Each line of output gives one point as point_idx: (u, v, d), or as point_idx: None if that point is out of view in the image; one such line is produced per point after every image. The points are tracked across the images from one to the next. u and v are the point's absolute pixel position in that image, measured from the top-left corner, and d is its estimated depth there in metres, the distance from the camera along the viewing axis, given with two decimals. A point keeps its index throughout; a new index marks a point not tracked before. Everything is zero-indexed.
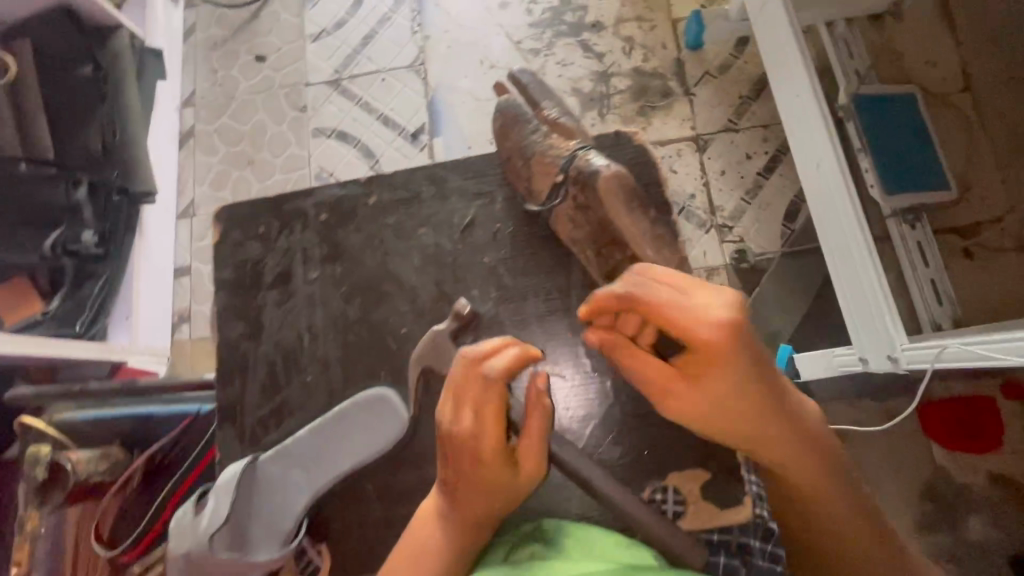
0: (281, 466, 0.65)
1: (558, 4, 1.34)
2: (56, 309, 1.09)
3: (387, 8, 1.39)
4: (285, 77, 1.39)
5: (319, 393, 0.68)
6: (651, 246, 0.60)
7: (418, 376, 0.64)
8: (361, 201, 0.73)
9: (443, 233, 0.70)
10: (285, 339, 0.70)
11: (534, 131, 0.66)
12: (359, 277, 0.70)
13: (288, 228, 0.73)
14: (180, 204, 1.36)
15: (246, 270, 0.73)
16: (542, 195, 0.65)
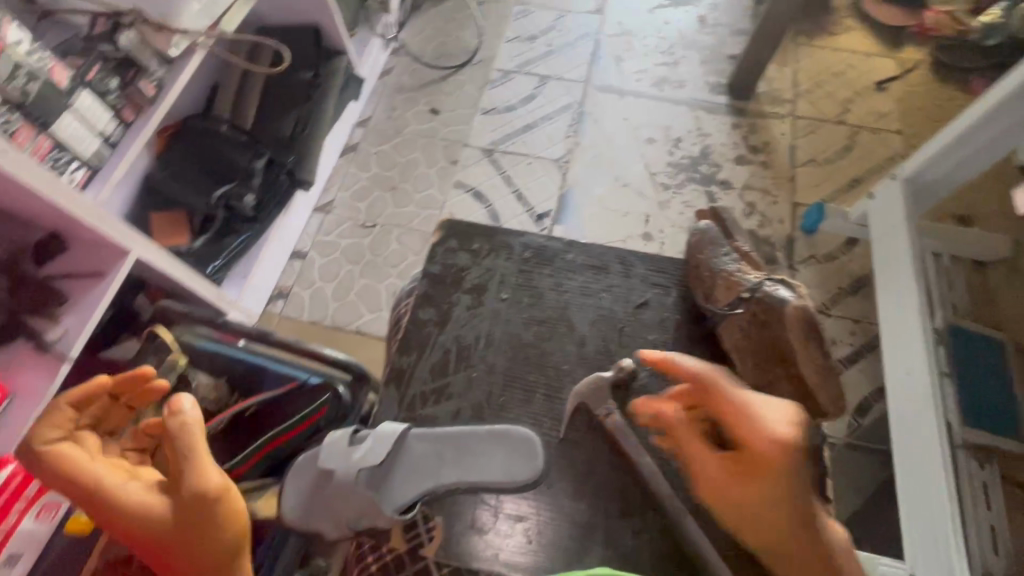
0: (433, 446, 0.66)
1: (696, 156, 1.53)
2: (199, 248, 1.22)
3: (553, 110, 1.62)
4: (448, 133, 1.61)
5: (478, 391, 0.72)
6: (816, 373, 0.69)
7: (576, 404, 0.70)
8: (561, 253, 0.80)
9: (620, 303, 0.77)
10: (467, 335, 0.75)
11: (724, 256, 0.78)
12: (539, 311, 0.77)
13: (483, 257, 0.80)
14: (321, 200, 1.52)
15: (451, 272, 0.79)
16: (720, 301, 0.74)
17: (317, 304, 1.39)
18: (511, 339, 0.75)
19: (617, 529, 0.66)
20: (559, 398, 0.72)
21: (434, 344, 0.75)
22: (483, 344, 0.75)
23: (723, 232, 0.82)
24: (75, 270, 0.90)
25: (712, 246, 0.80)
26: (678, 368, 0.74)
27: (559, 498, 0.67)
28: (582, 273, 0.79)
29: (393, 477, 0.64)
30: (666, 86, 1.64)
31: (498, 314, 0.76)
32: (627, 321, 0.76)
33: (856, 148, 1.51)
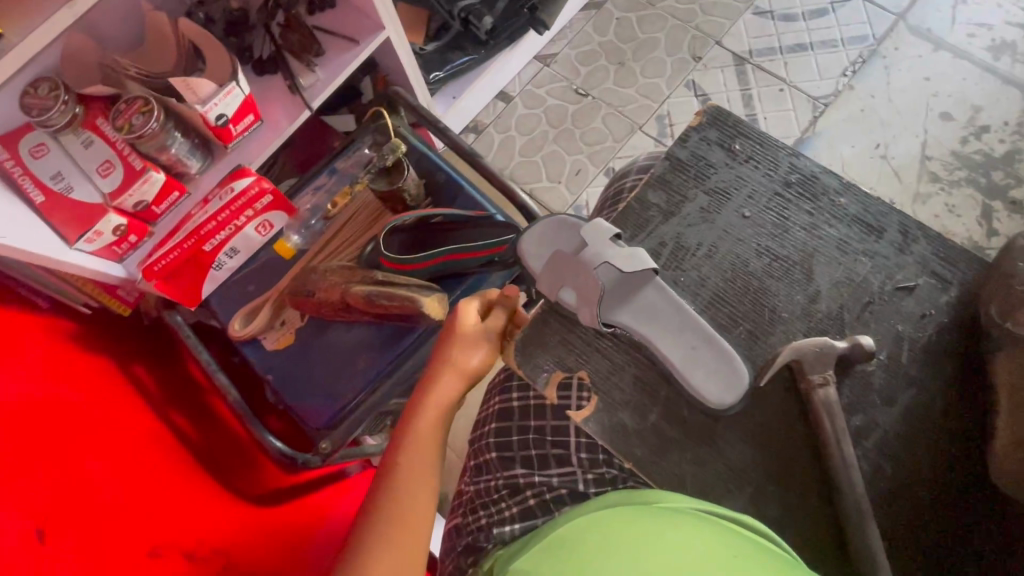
0: (663, 305, 0.65)
1: (998, 154, 1.20)
2: (428, 52, 1.24)
3: (840, 38, 1.33)
4: (704, 23, 1.40)
5: (682, 294, 0.67)
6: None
7: (788, 356, 0.60)
8: (831, 194, 0.69)
9: (879, 275, 0.66)
10: (690, 238, 0.68)
11: None
12: (784, 248, 0.68)
13: (739, 162, 0.71)
14: (546, 48, 1.45)
15: (698, 162, 0.71)
16: (1022, 328, 0.58)
17: (506, 151, 1.39)
18: (735, 262, 0.68)
19: (764, 494, 0.62)
20: (762, 340, 0.65)
21: (652, 230, 0.69)
22: (702, 253, 0.68)
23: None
24: (333, 28, 0.95)
25: None
26: (916, 376, 0.64)
27: (719, 434, 0.64)
28: (847, 226, 0.68)
29: (618, 294, 0.66)
30: (1005, 54, 1.26)
31: (732, 228, 0.68)
32: (879, 300, 0.66)
33: None
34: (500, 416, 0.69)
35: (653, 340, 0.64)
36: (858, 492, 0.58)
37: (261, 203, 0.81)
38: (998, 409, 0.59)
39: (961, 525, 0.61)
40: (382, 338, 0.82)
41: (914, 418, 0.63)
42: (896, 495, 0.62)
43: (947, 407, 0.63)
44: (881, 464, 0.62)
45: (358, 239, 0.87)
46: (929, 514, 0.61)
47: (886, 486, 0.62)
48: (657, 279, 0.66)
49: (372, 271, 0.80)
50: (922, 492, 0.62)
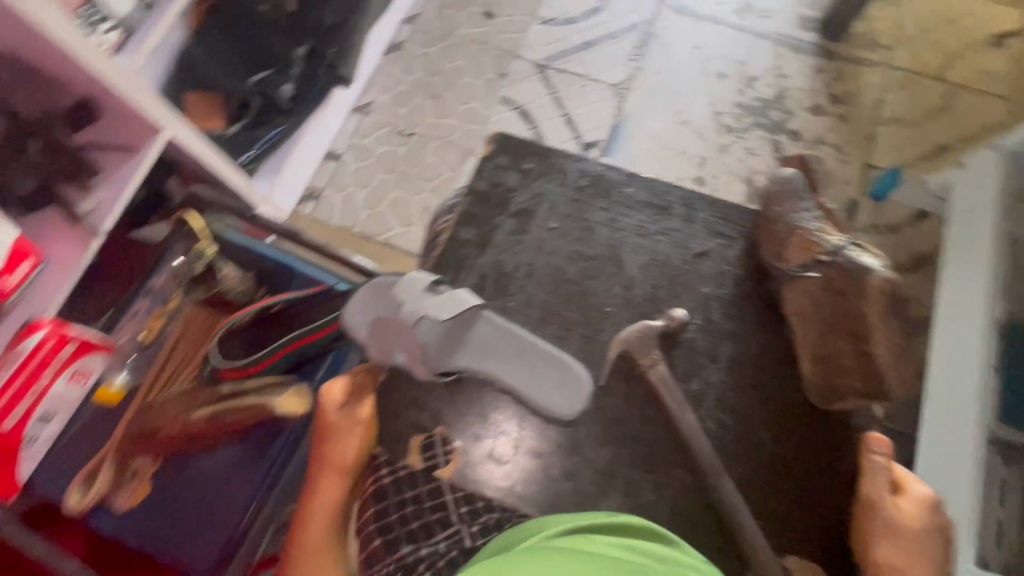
0: (497, 338, 0.68)
1: (769, 99, 1.38)
2: (232, 134, 1.18)
3: (619, 29, 1.47)
4: (501, 42, 1.47)
5: (513, 320, 0.71)
6: (890, 354, 0.63)
7: (620, 351, 0.68)
8: (619, 186, 0.77)
9: (678, 249, 0.74)
10: (506, 263, 0.73)
11: (804, 210, 0.70)
12: (590, 248, 0.74)
13: (535, 179, 0.76)
14: (360, 100, 1.44)
15: (497, 191, 0.76)
16: (793, 261, 0.68)
17: (347, 210, 1.36)
18: (553, 273, 0.73)
19: (635, 484, 0.66)
20: (595, 339, 0.71)
21: (471, 267, 0.72)
22: (523, 274, 0.73)
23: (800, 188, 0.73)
24: (108, 142, 0.88)
25: (794, 203, 0.71)
26: (730, 327, 0.71)
27: (582, 441, 0.68)
28: (642, 211, 0.76)
29: (451, 340, 0.67)
30: (749, 14, 1.46)
31: (542, 244, 0.73)
32: (682, 270, 0.73)
33: (953, 110, 1.35)
34: (375, 501, 0.66)
35: (493, 373, 0.67)
36: (708, 455, 0.64)
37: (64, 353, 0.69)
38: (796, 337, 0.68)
39: (800, 445, 0.68)
40: (245, 455, 0.75)
41: (741, 363, 0.70)
42: (745, 439, 0.68)
43: (763, 344, 0.71)
44: (724, 417, 0.68)
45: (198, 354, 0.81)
46: (773, 449, 0.68)
47: (733, 436, 0.68)
48: (486, 314, 0.68)
49: (215, 387, 0.74)
50: (769, 423, 0.68)
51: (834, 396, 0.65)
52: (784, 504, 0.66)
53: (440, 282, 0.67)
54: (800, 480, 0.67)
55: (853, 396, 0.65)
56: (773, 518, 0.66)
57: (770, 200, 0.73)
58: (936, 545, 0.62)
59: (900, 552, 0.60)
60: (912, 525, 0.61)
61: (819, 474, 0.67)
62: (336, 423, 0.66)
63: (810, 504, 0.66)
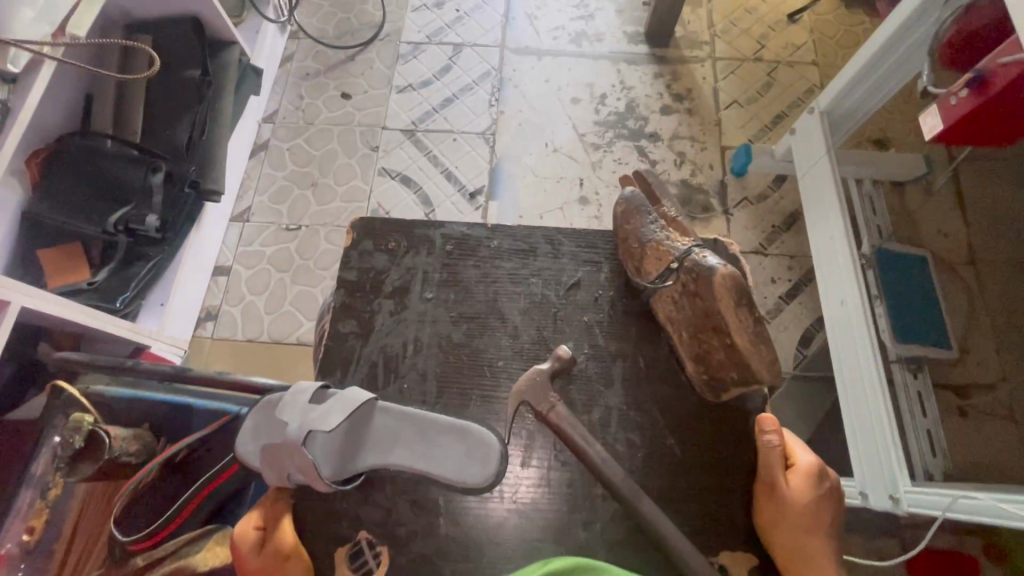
0: (397, 425, 0.69)
1: (623, 111, 1.49)
2: (101, 281, 1.10)
3: (471, 80, 1.54)
4: (365, 118, 1.51)
5: (411, 401, 0.73)
6: (749, 340, 0.66)
7: (517, 402, 0.70)
8: (484, 242, 0.82)
9: (551, 285, 0.80)
10: (392, 346, 0.75)
11: (651, 222, 0.76)
12: (468, 308, 0.78)
13: (406, 256, 0.81)
14: (237, 208, 1.42)
15: (368, 276, 0.79)
16: (649, 275, 0.74)
17: (250, 322, 1.31)
18: (440, 342, 0.76)
19: (567, 527, 0.68)
20: (495, 396, 0.74)
21: (359, 358, 0.75)
22: (410, 350, 0.76)
23: (644, 201, 0.77)
24: None
25: (643, 217, 0.77)
26: (615, 347, 0.76)
27: (513, 496, 0.69)
28: (510, 259, 0.81)
29: (350, 442, 0.68)
30: (584, 40, 1.59)
31: (423, 316, 0.77)
32: (560, 305, 0.78)
33: (776, 84, 1.52)
34: None
35: (398, 462, 0.67)
36: (618, 474, 0.65)
37: None
38: (676, 344, 0.74)
39: (703, 437, 0.72)
40: None
41: (635, 375, 0.75)
42: (659, 447, 0.71)
43: (647, 353, 0.76)
44: (630, 434, 0.72)
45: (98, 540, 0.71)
46: (685, 448, 0.72)
47: (645, 451, 0.71)
48: (382, 405, 0.70)
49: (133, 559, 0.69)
50: (673, 424, 0.73)
51: (719, 389, 0.71)
52: (706, 499, 0.70)
53: (326, 387, 0.67)
54: (712, 473, 0.71)
55: (732, 385, 0.69)
56: (699, 519, 0.69)
57: (618, 222, 0.78)
58: (829, 510, 0.66)
59: (799, 523, 0.65)
60: (803, 499, 0.65)
61: (726, 464, 0.71)
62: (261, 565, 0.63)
63: (730, 494, 0.70)
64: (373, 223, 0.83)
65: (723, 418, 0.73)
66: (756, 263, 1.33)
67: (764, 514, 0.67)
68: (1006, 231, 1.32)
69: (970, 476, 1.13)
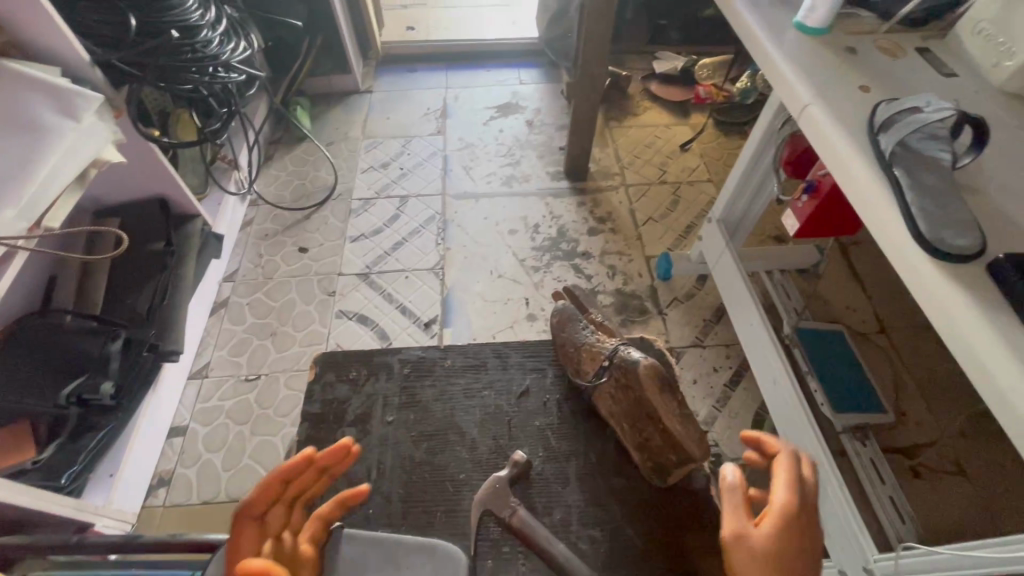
0: (365, 553, 0.64)
1: (555, 236, 1.68)
2: (46, 458, 1.05)
3: (418, 225, 1.72)
4: (322, 267, 1.63)
5: (377, 526, 0.73)
6: (678, 422, 0.74)
7: (482, 510, 0.68)
8: (439, 362, 0.89)
9: (503, 396, 0.85)
10: (359, 472, 0.77)
11: (583, 329, 0.85)
12: (427, 425, 0.82)
13: (365, 384, 0.86)
14: (195, 365, 1.44)
15: (332, 407, 0.84)
16: (587, 374, 0.82)
17: (206, 482, 1.26)
18: (404, 462, 0.79)
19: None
20: (459, 510, 0.75)
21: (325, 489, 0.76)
22: (374, 475, 0.78)
23: (572, 313, 0.88)
24: None
25: (574, 326, 0.86)
26: (568, 447, 0.80)
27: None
28: (463, 376, 0.88)
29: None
30: (514, 182, 1.83)
31: (384, 440, 0.80)
32: (513, 412, 0.83)
33: (681, 200, 1.77)
34: None
35: None
36: None
37: None
38: (621, 435, 0.78)
39: (663, 527, 0.74)
40: None
41: (591, 476, 0.78)
42: (622, 544, 0.72)
43: (598, 450, 0.80)
44: (594, 533, 0.73)
45: None
46: (645, 539, 0.73)
47: (608, 547, 0.72)
48: (349, 532, 0.65)
49: None
50: (633, 518, 0.74)
51: (664, 473, 0.74)
52: None
53: None
54: (676, 562, 0.71)
55: (674, 466, 0.73)
56: None
57: (555, 332, 0.88)
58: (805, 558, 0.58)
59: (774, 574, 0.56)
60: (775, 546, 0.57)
61: (687, 553, 0.72)
62: None
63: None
64: (330, 361, 0.88)
65: (672, 504, 0.76)
66: (697, 354, 1.43)
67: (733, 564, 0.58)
68: (903, 300, 1.50)
69: (941, 538, 1.14)
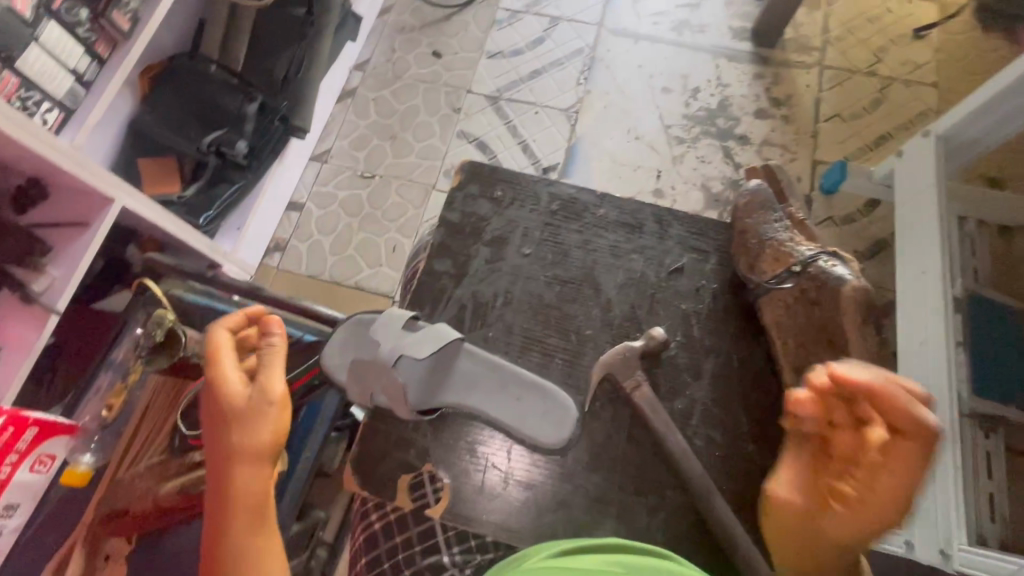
0: (480, 368, 0.72)
1: (714, 108, 1.43)
2: (190, 196, 1.16)
3: (563, 56, 1.51)
4: (452, 78, 1.51)
5: (495, 349, 0.75)
6: (864, 360, 0.72)
7: (603, 374, 0.71)
8: (590, 210, 0.81)
9: (652, 266, 0.78)
10: (484, 293, 0.76)
11: (776, 223, 0.79)
12: (568, 270, 0.78)
13: (503, 210, 0.81)
14: (318, 148, 1.46)
15: (470, 221, 0.80)
16: (766, 272, 0.75)
17: (314, 259, 1.35)
18: (532, 299, 0.76)
19: (628, 507, 0.68)
20: (578, 363, 0.74)
21: (448, 300, 0.77)
22: (499, 302, 0.76)
23: (766, 200, 0.81)
24: (56, 219, 0.86)
25: (767, 217, 0.79)
26: (710, 342, 0.75)
27: (572, 470, 0.70)
28: (614, 231, 0.80)
29: (439, 374, 0.71)
30: (686, 30, 1.52)
31: (517, 270, 0.77)
32: (660, 287, 0.77)
33: (886, 102, 1.41)
34: (367, 545, 0.69)
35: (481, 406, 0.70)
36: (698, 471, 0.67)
37: (25, 439, 0.69)
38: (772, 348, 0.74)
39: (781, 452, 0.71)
40: None
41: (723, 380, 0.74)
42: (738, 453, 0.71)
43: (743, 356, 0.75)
44: (713, 434, 0.72)
45: (165, 425, 0.75)
46: (763, 458, 0.71)
47: (723, 453, 0.71)
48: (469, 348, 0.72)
49: (188, 455, 0.70)
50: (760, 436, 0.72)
51: None
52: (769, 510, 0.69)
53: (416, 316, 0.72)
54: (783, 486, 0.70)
55: None
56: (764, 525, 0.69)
57: (738, 216, 0.80)
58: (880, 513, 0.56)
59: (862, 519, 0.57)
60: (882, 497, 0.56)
61: None
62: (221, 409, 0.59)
63: None
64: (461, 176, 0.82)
65: None
66: None
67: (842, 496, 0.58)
68: None
69: None
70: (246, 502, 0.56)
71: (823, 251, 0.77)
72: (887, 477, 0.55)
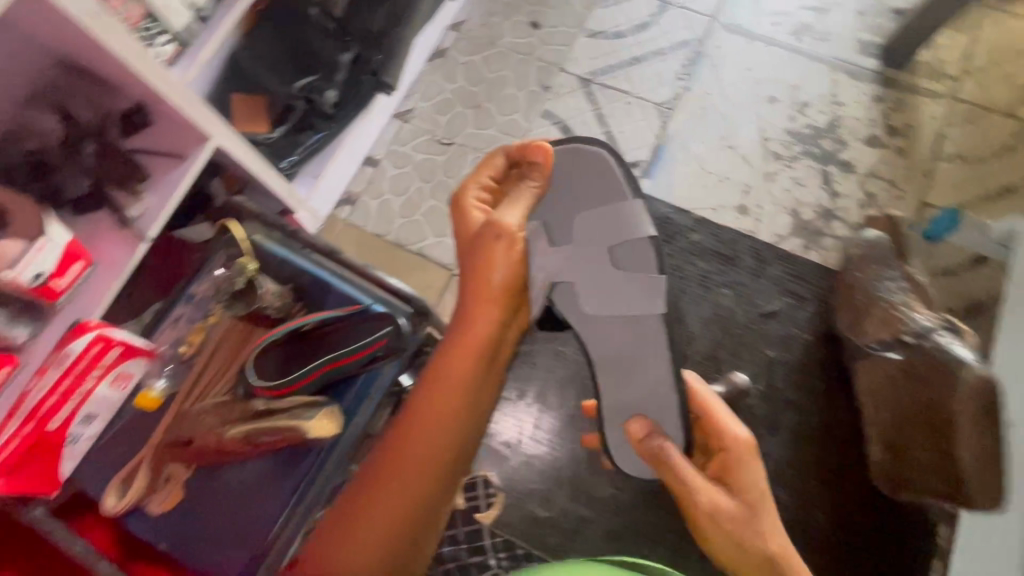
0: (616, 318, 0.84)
1: (822, 127, 1.33)
2: (276, 138, 1.18)
3: (668, 44, 1.43)
4: (546, 53, 1.45)
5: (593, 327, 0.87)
6: (974, 455, 0.92)
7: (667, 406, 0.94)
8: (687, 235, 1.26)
9: (743, 307, 1.20)
10: None
11: (894, 288, 1.04)
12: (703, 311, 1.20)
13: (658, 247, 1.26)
14: (401, 105, 1.44)
15: None
16: (870, 337, 1.03)
17: (381, 218, 1.36)
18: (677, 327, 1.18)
19: None
20: None
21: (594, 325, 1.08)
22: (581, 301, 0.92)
23: (885, 258, 1.07)
24: (157, 147, 0.89)
25: (884, 281, 1.05)
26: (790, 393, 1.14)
27: None
28: (709, 262, 1.24)
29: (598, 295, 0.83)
30: (806, 35, 1.40)
31: None
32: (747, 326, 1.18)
33: (1018, 149, 1.27)
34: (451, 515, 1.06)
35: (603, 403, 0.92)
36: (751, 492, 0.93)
37: (110, 356, 0.73)
38: (868, 412, 1.04)
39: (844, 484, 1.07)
40: (278, 471, 0.74)
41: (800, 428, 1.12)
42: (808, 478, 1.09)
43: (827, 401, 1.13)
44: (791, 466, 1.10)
45: (232, 364, 0.80)
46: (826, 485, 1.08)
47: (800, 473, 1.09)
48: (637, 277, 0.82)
49: (249, 402, 0.73)
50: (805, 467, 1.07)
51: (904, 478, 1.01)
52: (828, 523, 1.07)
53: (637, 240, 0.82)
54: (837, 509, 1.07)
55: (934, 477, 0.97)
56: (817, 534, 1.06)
57: (852, 269, 1.09)
58: (747, 455, 0.81)
59: (743, 469, 0.80)
60: (737, 437, 0.83)
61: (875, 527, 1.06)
62: (466, 230, 0.77)
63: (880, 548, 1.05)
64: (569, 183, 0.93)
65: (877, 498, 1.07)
66: None
67: (729, 468, 0.81)
68: None
69: None
70: (476, 344, 0.72)
71: (941, 323, 0.98)
72: (746, 472, 0.79)
